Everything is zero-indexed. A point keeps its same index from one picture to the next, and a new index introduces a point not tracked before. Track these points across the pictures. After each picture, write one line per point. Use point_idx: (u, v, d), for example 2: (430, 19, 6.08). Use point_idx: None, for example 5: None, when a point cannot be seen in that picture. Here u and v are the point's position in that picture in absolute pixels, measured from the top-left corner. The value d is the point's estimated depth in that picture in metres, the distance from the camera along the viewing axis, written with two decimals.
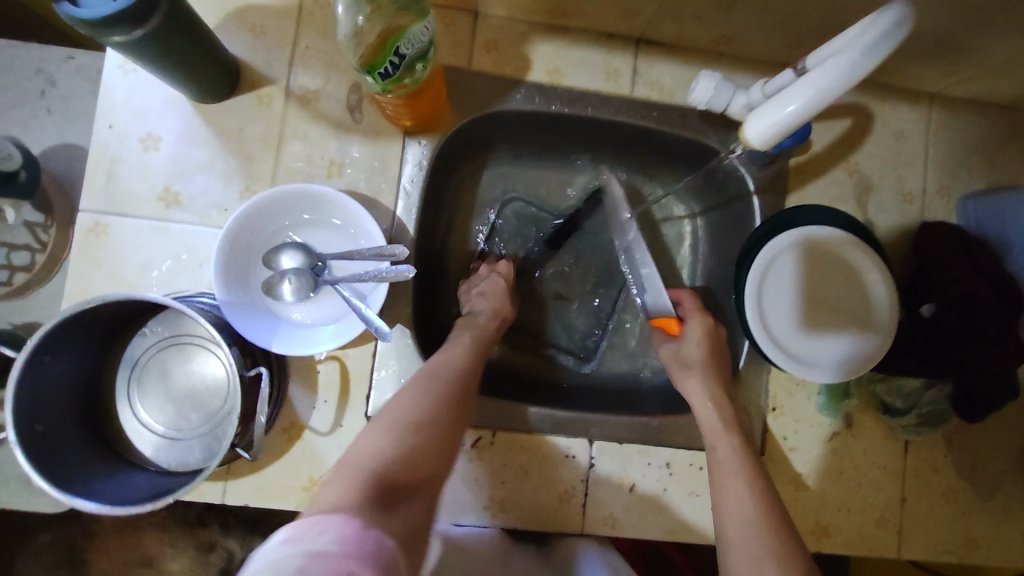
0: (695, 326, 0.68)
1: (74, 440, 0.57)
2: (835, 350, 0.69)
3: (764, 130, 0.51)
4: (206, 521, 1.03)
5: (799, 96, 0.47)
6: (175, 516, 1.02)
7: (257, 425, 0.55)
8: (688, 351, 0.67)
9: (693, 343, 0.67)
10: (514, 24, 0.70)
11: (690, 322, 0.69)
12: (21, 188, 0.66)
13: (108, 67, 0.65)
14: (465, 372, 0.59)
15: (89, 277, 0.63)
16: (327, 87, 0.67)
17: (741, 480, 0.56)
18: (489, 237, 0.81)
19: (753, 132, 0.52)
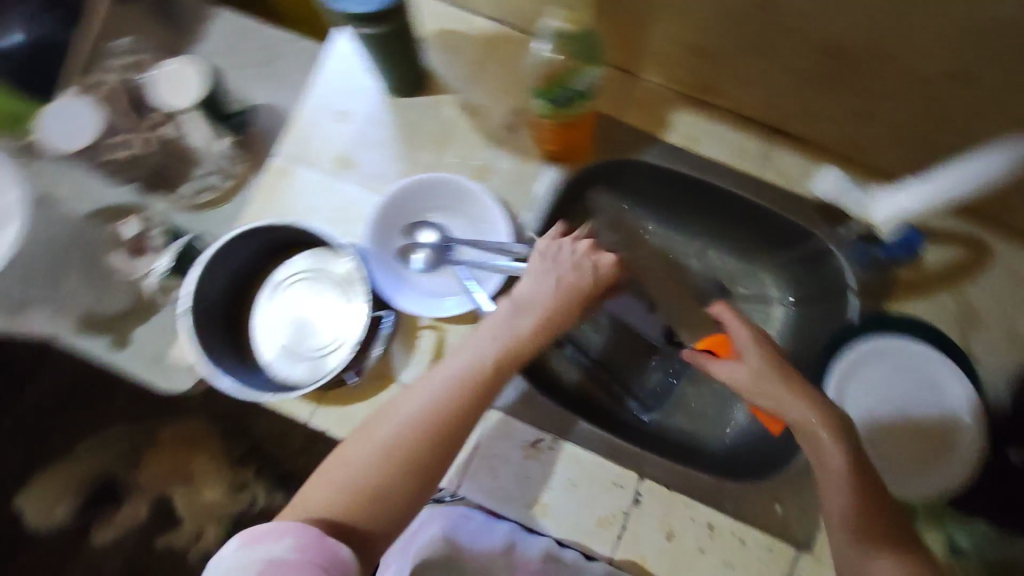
0: (746, 338, 0.61)
1: (222, 330, 0.73)
2: (905, 465, 0.70)
3: (890, 214, 0.68)
4: None
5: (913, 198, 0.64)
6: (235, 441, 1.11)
7: (372, 356, 0.69)
8: (750, 373, 0.59)
9: (755, 361, 0.60)
10: (665, 91, 0.78)
11: (739, 336, 0.62)
12: (233, 125, 0.82)
13: (330, 51, 0.79)
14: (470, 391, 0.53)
15: (267, 207, 0.77)
16: (494, 106, 0.79)
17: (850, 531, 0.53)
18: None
19: (880, 215, 0.69)
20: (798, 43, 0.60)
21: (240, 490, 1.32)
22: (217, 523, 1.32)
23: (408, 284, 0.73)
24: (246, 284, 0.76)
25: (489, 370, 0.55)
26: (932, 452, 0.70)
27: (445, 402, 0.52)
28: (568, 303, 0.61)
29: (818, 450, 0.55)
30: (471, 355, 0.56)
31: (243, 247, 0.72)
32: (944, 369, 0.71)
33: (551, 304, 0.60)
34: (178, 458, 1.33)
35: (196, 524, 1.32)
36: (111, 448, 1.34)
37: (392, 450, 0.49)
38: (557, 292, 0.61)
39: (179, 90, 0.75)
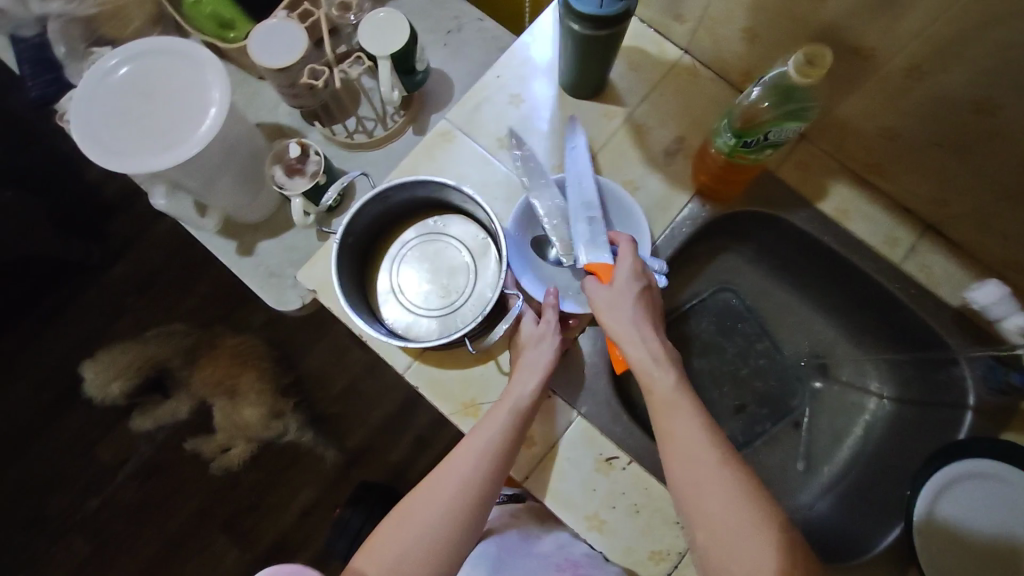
0: (629, 261, 0.67)
1: (354, 265, 0.76)
2: None
3: None
4: None
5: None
6: None
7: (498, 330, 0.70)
8: (621, 291, 0.65)
9: (629, 281, 0.66)
10: (829, 161, 0.79)
11: (625, 260, 0.67)
12: (411, 82, 0.86)
13: (521, 39, 0.83)
14: (505, 443, 0.64)
15: (423, 163, 0.80)
16: (658, 129, 0.80)
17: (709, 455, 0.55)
18: (686, 311, 0.90)
19: None
20: (1003, 152, 0.60)
21: (276, 418, 1.37)
22: (246, 441, 1.37)
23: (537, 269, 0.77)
24: (383, 229, 0.80)
25: (494, 455, 0.63)
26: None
27: (472, 494, 0.61)
28: (539, 373, 0.68)
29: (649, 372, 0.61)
30: (478, 445, 0.63)
31: (400, 195, 0.76)
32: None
33: (526, 375, 0.68)
34: (230, 370, 1.39)
35: (227, 438, 1.38)
36: (174, 343, 1.40)
37: (440, 530, 0.58)
38: (527, 370, 0.69)
39: (382, 41, 0.78)
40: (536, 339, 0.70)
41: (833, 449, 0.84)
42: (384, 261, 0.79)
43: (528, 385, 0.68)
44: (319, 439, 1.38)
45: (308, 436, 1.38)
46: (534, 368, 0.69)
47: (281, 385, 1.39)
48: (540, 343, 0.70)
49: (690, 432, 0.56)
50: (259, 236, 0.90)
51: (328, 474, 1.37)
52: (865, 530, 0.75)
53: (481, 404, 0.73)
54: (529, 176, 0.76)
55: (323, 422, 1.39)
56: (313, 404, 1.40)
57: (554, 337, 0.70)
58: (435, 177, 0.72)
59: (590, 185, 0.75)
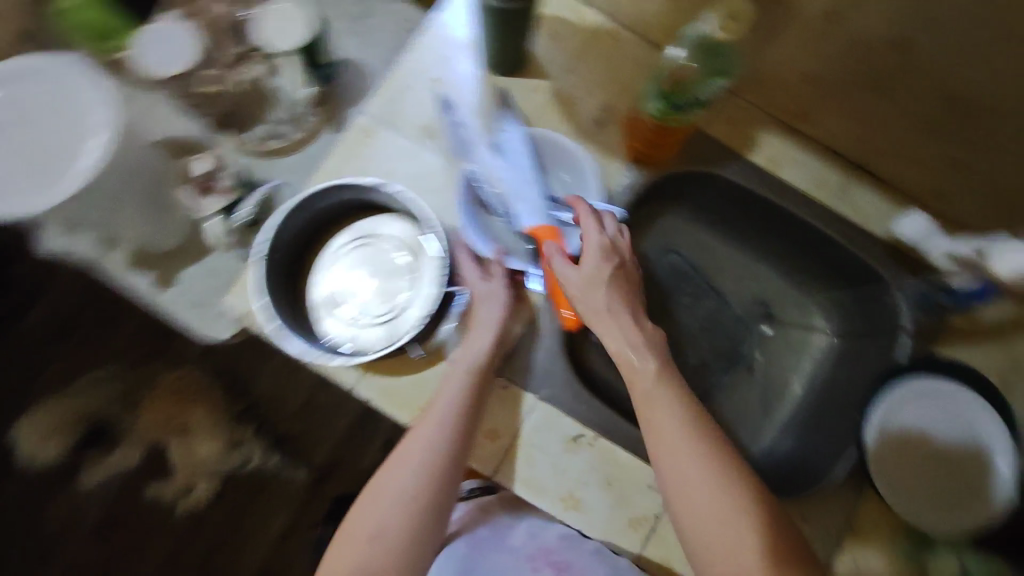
0: (594, 241, 0.67)
1: (284, 283, 0.73)
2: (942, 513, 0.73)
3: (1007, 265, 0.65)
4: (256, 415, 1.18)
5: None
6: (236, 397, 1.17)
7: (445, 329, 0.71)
8: (592, 273, 0.66)
9: (596, 264, 0.66)
10: (756, 111, 0.79)
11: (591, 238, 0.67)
12: (321, 77, 0.79)
13: (434, 18, 0.78)
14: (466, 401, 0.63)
15: (346, 164, 0.76)
16: (586, 99, 0.78)
17: (691, 451, 0.54)
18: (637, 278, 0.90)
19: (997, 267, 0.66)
20: (916, 83, 0.62)
21: (236, 449, 1.31)
22: (206, 479, 1.31)
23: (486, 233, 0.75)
24: (312, 241, 0.78)
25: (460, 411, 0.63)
26: (966, 494, 0.73)
27: (444, 447, 0.60)
28: (490, 331, 0.68)
29: (633, 366, 0.61)
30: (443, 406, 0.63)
31: (323, 200, 0.74)
32: (984, 418, 0.74)
33: (478, 336, 0.68)
34: (177, 407, 1.31)
35: (186, 479, 1.30)
36: (110, 387, 1.31)
37: (415, 497, 0.58)
38: (480, 330, 0.68)
39: (285, 34, 0.70)
40: (483, 297, 0.70)
41: (790, 388, 0.87)
42: (317, 272, 0.77)
43: (481, 341, 0.67)
44: (286, 462, 1.32)
45: (274, 460, 1.32)
46: (486, 326, 0.68)
47: (236, 412, 1.32)
48: (491, 300, 0.69)
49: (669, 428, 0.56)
50: (180, 265, 0.83)
51: (299, 495, 1.31)
52: (824, 458, 0.78)
53: None
54: (463, 142, 0.76)
55: (287, 443, 1.33)
56: (275, 426, 1.33)
57: (504, 293, 0.70)
58: (358, 178, 0.71)
59: (520, 143, 0.75)
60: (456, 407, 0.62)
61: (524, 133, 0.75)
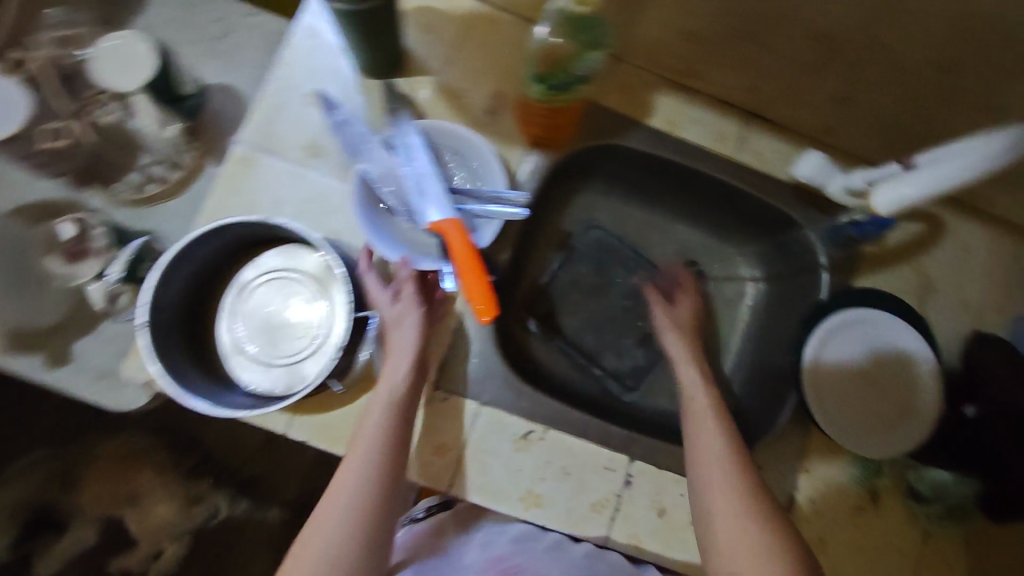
0: (691, 301, 0.82)
1: (183, 338, 0.67)
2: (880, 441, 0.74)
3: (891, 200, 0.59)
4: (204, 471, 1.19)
5: (919, 185, 0.56)
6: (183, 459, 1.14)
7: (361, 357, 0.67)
8: (681, 317, 0.80)
9: (685, 311, 0.81)
10: (646, 75, 0.78)
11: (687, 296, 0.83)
12: (185, 110, 0.73)
13: (295, 28, 0.73)
14: (391, 433, 0.59)
15: (228, 200, 0.70)
16: (472, 89, 0.75)
17: (726, 475, 0.62)
18: (565, 259, 0.88)
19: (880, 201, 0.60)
20: (793, 30, 0.64)
21: (198, 503, 1.24)
22: (174, 540, 1.22)
23: (395, 238, 0.70)
24: (208, 285, 0.70)
25: (388, 438, 0.59)
26: (901, 417, 0.75)
27: (372, 488, 0.56)
28: (406, 348, 0.64)
29: (695, 390, 0.70)
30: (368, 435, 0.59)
31: (200, 251, 0.66)
32: (906, 340, 0.76)
33: (395, 354, 0.64)
34: (120, 476, 1.21)
35: (151, 545, 1.22)
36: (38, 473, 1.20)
37: (343, 548, 0.53)
38: (397, 348, 0.65)
39: (126, 70, 0.64)
40: (396, 321, 0.66)
41: (728, 340, 0.89)
42: (222, 319, 0.70)
43: (400, 368, 0.63)
44: (257, 505, 1.26)
45: (243, 506, 1.26)
46: (402, 344, 0.65)
47: (189, 468, 1.24)
48: (404, 315, 0.66)
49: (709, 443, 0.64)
50: (70, 336, 0.76)
51: (278, 533, 1.25)
52: (770, 406, 0.80)
53: None
54: (354, 144, 0.70)
55: (252, 487, 1.26)
56: (236, 472, 1.27)
57: (416, 306, 0.66)
58: (229, 219, 0.64)
59: (413, 138, 0.67)
60: (381, 443, 0.58)
61: (414, 127, 0.68)
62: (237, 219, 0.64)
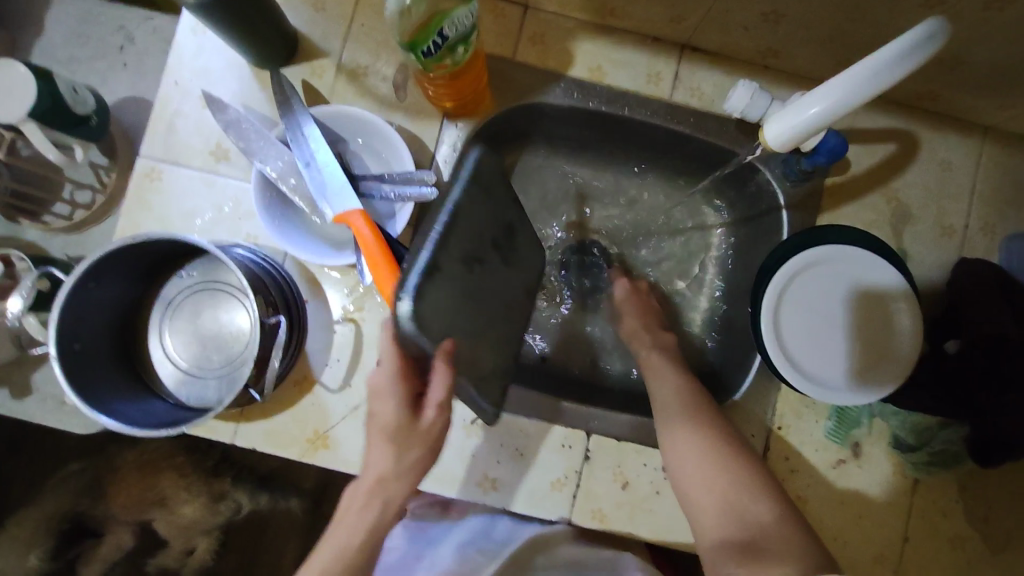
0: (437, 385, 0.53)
1: (106, 362, 0.63)
2: (863, 395, 0.65)
3: (783, 133, 0.53)
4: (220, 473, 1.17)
5: (822, 98, 0.49)
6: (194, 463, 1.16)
7: (270, 370, 0.60)
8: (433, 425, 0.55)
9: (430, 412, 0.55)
10: (562, 20, 0.71)
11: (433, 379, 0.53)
12: (91, 131, 0.72)
13: (180, 27, 0.69)
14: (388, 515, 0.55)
15: (141, 216, 0.68)
16: (375, 65, 0.70)
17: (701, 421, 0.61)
18: (453, 221, 0.54)
19: (772, 133, 0.53)
20: None
21: (221, 499, 1.16)
22: (205, 534, 1.17)
23: (311, 235, 0.66)
24: (130, 305, 0.67)
25: (358, 553, 0.53)
26: (862, 369, 0.66)
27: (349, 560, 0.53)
28: (408, 475, 0.56)
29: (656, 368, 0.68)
30: (344, 538, 0.54)
31: (104, 288, 0.61)
32: (890, 282, 0.67)
33: (392, 482, 0.55)
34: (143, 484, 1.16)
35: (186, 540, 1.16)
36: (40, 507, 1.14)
37: None
38: (402, 470, 0.55)
39: (8, 98, 0.63)
40: (413, 421, 0.55)
41: (698, 293, 0.83)
42: (152, 339, 0.68)
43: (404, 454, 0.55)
44: (278, 496, 1.21)
45: (265, 498, 1.19)
46: (411, 467, 0.56)
47: (211, 466, 1.18)
48: (427, 437, 0.55)
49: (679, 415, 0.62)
50: (28, 370, 0.78)
51: (301, 520, 1.22)
52: (737, 364, 0.75)
53: (327, 432, 0.67)
54: (246, 141, 0.64)
55: (272, 479, 1.21)
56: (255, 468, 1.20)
57: (435, 431, 0.55)
58: (114, 243, 0.58)
59: (307, 128, 0.63)
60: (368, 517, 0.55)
61: (308, 114, 0.63)
62: (121, 243, 0.58)
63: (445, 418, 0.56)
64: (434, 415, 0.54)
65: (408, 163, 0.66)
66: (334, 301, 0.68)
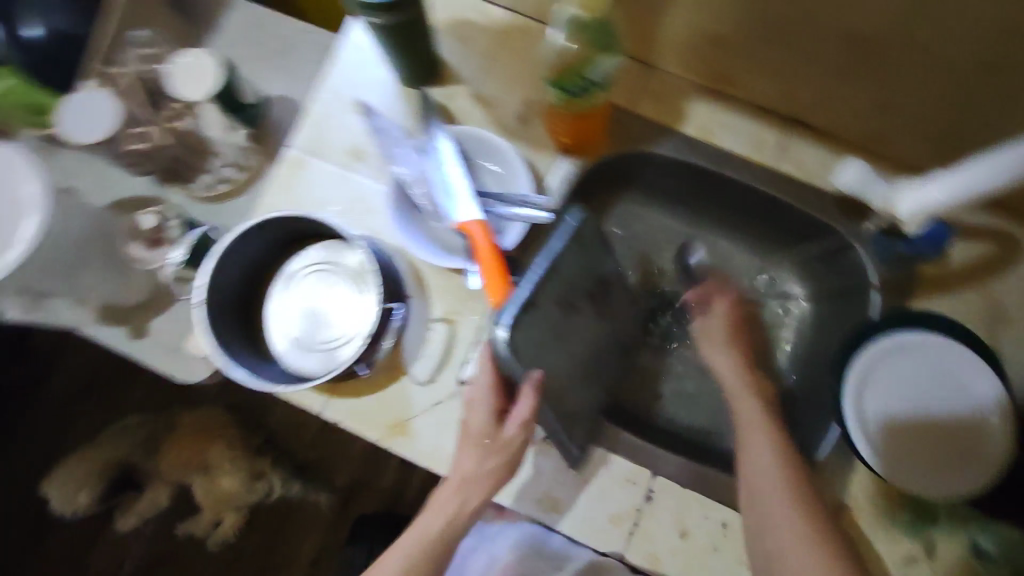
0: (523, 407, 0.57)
1: (231, 319, 0.72)
2: (940, 486, 0.65)
3: (915, 210, 0.60)
4: (262, 453, 1.31)
5: (950, 187, 0.55)
6: (239, 438, 1.32)
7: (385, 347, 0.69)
8: (512, 437, 0.58)
9: (512, 428, 0.58)
10: (681, 83, 0.77)
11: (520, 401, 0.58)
12: (248, 117, 0.82)
13: (344, 41, 0.78)
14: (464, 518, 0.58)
15: (282, 198, 0.77)
16: (506, 97, 0.78)
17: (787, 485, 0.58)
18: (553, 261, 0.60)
19: (905, 210, 0.61)
20: (821, 35, 0.59)
21: (258, 479, 1.30)
22: (235, 511, 1.30)
23: (425, 236, 0.73)
24: (257, 275, 0.76)
25: (438, 540, 0.57)
26: (949, 461, 0.66)
27: (429, 550, 0.57)
28: (486, 482, 0.59)
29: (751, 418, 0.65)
30: (424, 525, 0.58)
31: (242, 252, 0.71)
32: (984, 380, 0.66)
33: (471, 484, 0.58)
34: (195, 448, 1.31)
35: (216, 512, 1.30)
36: (130, 436, 1.32)
37: None
38: (483, 474, 0.58)
39: (196, 82, 0.74)
40: (497, 433, 0.59)
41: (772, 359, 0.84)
42: (268, 307, 0.76)
43: (486, 460, 0.59)
44: (309, 487, 1.31)
45: (297, 487, 1.31)
46: (490, 473, 0.59)
47: (253, 446, 1.31)
48: (507, 449, 0.59)
49: (767, 472, 0.59)
50: (145, 316, 0.86)
51: (327, 515, 1.31)
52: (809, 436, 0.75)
53: (407, 421, 0.71)
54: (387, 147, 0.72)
55: (309, 469, 1.32)
56: (294, 454, 1.33)
57: (515, 445, 0.59)
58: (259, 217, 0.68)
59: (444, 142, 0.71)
60: (447, 514, 0.58)
61: (447, 132, 0.72)
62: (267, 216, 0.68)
63: (524, 437, 0.59)
64: (515, 431, 0.58)
65: (526, 187, 0.73)
66: (436, 301, 0.74)
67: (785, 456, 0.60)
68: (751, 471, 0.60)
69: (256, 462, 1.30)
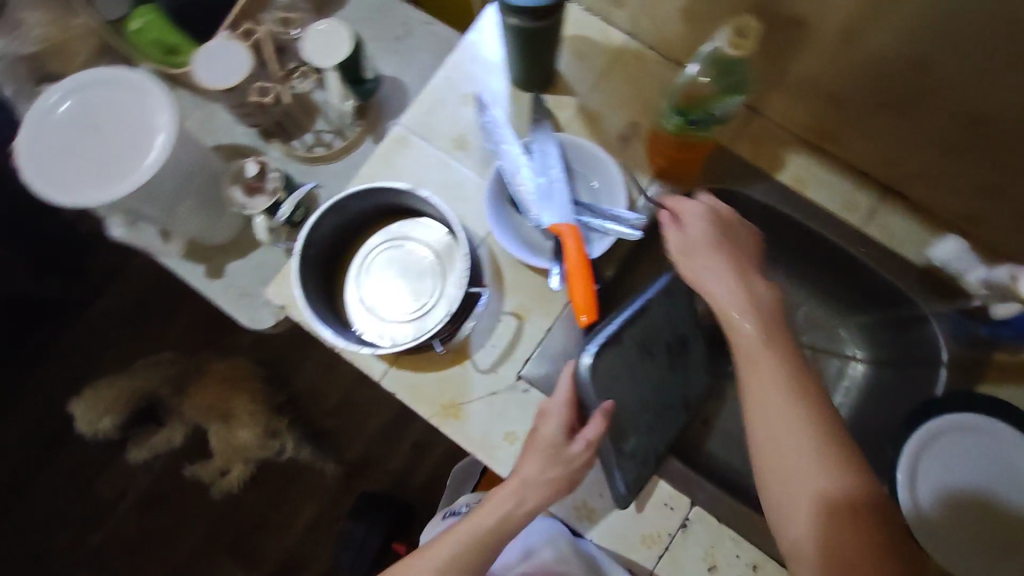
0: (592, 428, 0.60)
1: (316, 275, 0.75)
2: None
3: None
4: (279, 413, 1.34)
5: None
6: (263, 396, 1.34)
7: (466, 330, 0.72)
8: (576, 453, 0.60)
9: (578, 445, 0.60)
10: (784, 132, 0.79)
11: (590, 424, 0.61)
12: (362, 91, 0.87)
13: (468, 36, 0.82)
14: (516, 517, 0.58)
15: (382, 171, 0.80)
16: (612, 116, 0.80)
17: (801, 446, 0.52)
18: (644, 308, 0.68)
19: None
20: (944, 111, 0.61)
21: (273, 437, 1.33)
22: (244, 463, 1.33)
23: (515, 232, 0.75)
24: (346, 240, 0.80)
25: (490, 533, 0.58)
26: (1001, 551, 0.67)
27: (481, 542, 0.57)
28: (546, 490, 0.59)
29: (755, 360, 0.56)
30: (479, 519, 0.58)
31: (340, 216, 0.75)
32: None
33: (532, 488, 0.59)
34: (221, 396, 1.34)
35: (226, 461, 1.33)
36: (162, 371, 1.36)
37: None
38: (543, 481, 0.59)
39: (327, 50, 0.78)
40: (563, 446, 0.60)
41: None
42: (350, 273, 0.79)
43: (547, 471, 0.59)
44: (319, 455, 1.33)
45: (307, 453, 1.33)
46: (549, 482, 0.59)
47: (275, 404, 1.34)
48: (569, 463, 0.60)
49: (776, 433, 0.52)
50: (228, 257, 0.92)
51: (329, 487, 1.32)
52: None
53: (461, 404, 0.73)
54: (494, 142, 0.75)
55: (322, 437, 1.34)
56: (310, 420, 1.35)
57: (578, 461, 0.60)
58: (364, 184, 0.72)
59: (550, 147, 0.74)
60: (502, 513, 0.58)
61: (553, 138, 0.75)
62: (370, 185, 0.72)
63: (589, 457, 0.60)
64: (581, 448, 0.59)
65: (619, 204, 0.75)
66: (510, 295, 0.76)
67: (804, 424, 0.52)
68: (761, 430, 0.53)
69: (272, 421, 1.33)
